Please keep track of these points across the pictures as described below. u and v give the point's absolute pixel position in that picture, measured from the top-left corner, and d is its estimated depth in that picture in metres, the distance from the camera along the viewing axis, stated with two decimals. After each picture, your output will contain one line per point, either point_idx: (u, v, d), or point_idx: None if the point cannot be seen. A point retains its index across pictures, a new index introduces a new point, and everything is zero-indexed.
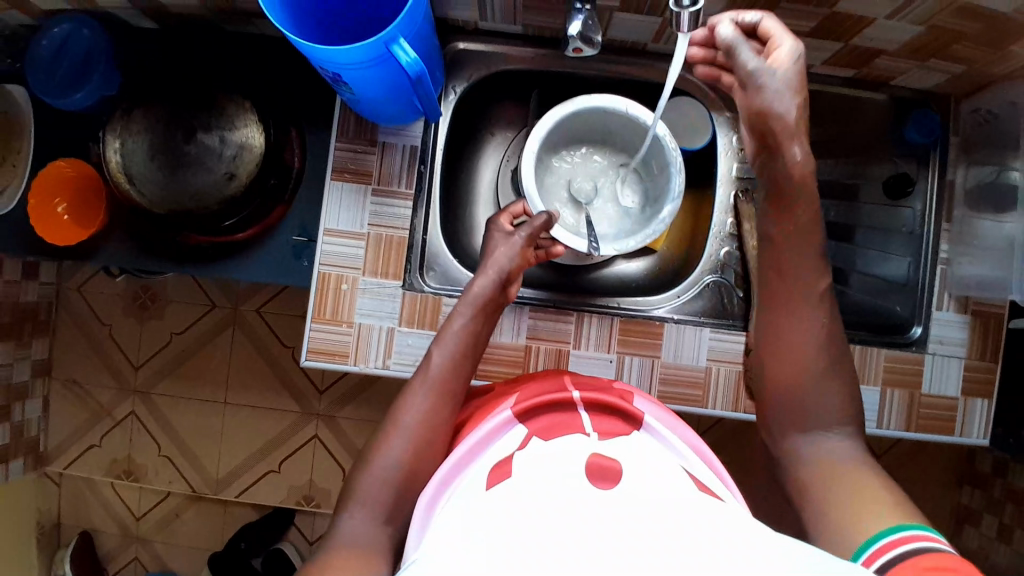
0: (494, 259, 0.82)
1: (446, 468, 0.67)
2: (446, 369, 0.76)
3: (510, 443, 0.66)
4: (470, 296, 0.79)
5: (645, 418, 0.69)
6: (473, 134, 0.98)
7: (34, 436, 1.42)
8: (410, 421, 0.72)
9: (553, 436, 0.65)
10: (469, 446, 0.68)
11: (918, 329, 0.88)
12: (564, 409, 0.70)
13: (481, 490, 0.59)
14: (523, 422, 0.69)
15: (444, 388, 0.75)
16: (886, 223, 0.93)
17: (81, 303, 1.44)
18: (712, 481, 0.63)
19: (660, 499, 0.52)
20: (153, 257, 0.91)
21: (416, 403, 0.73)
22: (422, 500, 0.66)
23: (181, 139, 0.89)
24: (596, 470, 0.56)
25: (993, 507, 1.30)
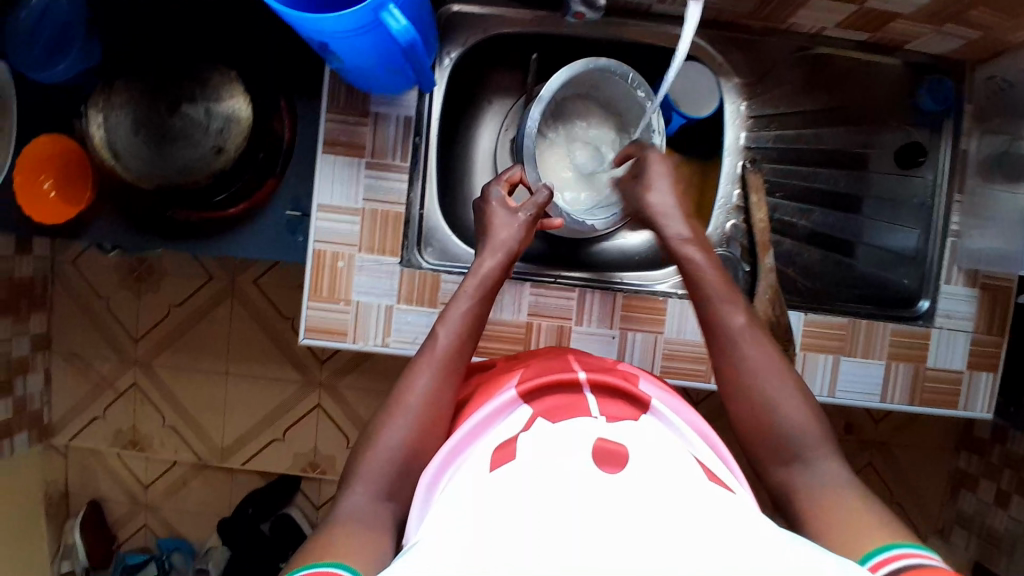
0: (501, 238, 0.80)
1: (450, 445, 0.67)
2: (451, 349, 0.74)
3: (516, 422, 0.66)
4: (476, 276, 0.78)
5: (651, 401, 0.69)
6: (470, 102, 0.94)
7: (38, 409, 1.43)
8: (417, 402, 0.71)
9: (561, 416, 0.64)
10: (473, 424, 0.68)
11: (925, 303, 0.86)
12: (571, 390, 0.69)
13: (484, 472, 0.59)
14: (528, 403, 0.68)
15: (450, 368, 0.73)
16: (895, 193, 0.90)
17: (77, 276, 1.43)
18: (716, 465, 0.64)
19: (670, 488, 0.52)
20: (143, 233, 0.89)
21: (424, 383, 0.72)
22: (423, 480, 0.66)
23: (166, 112, 0.86)
24: (604, 454, 0.56)
25: (991, 473, 1.31)
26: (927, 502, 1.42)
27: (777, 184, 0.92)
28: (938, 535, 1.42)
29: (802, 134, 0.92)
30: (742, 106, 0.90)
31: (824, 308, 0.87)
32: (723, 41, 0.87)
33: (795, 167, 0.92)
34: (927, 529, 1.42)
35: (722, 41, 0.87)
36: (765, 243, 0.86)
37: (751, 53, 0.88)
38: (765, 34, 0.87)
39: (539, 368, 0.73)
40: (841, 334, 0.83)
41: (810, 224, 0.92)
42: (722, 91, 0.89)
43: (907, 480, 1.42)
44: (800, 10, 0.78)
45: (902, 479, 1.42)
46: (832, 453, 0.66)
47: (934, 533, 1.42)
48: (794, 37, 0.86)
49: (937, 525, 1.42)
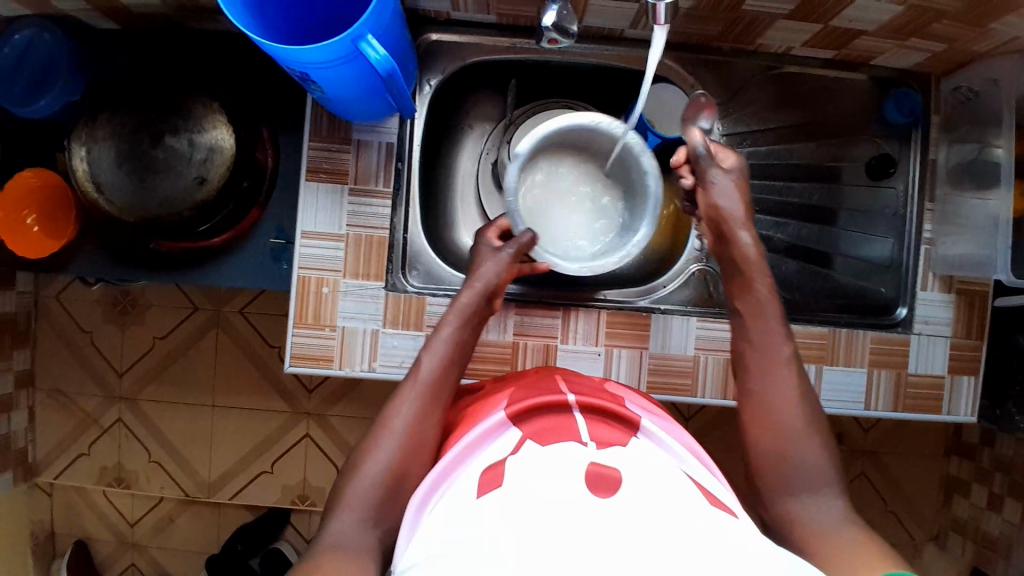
0: (482, 272, 0.81)
1: (442, 464, 0.67)
2: (436, 377, 0.75)
3: (505, 444, 0.65)
4: (458, 305, 0.79)
5: (640, 422, 0.68)
6: (450, 128, 0.96)
7: (22, 448, 1.40)
8: (403, 425, 0.70)
9: (551, 440, 0.64)
10: (463, 445, 0.67)
11: (903, 310, 0.88)
12: (560, 411, 0.68)
13: (472, 499, 0.58)
14: (516, 426, 0.67)
15: (434, 394, 0.73)
16: (869, 206, 0.92)
17: (60, 311, 1.42)
18: (705, 478, 0.64)
19: (657, 511, 0.52)
20: (127, 264, 0.89)
21: (410, 405, 0.72)
22: (411, 504, 0.65)
23: (148, 145, 0.86)
24: (596, 479, 0.55)
25: (982, 477, 1.32)
26: (921, 508, 1.43)
27: (754, 199, 0.94)
28: (934, 542, 1.42)
29: (775, 151, 0.94)
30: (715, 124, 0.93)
31: (805, 318, 0.88)
32: (695, 61, 0.89)
33: (769, 182, 0.94)
34: (922, 536, 1.43)
35: (694, 62, 0.89)
36: None
37: (722, 73, 0.90)
38: (735, 55, 0.89)
39: (527, 390, 0.73)
40: (823, 344, 0.84)
41: (786, 237, 0.94)
42: (694, 108, 0.90)
43: (900, 487, 1.42)
44: (767, 30, 0.80)
45: (895, 487, 1.42)
46: (812, 470, 0.66)
47: (930, 540, 1.43)
48: (762, 57, 0.88)
49: (932, 532, 1.43)
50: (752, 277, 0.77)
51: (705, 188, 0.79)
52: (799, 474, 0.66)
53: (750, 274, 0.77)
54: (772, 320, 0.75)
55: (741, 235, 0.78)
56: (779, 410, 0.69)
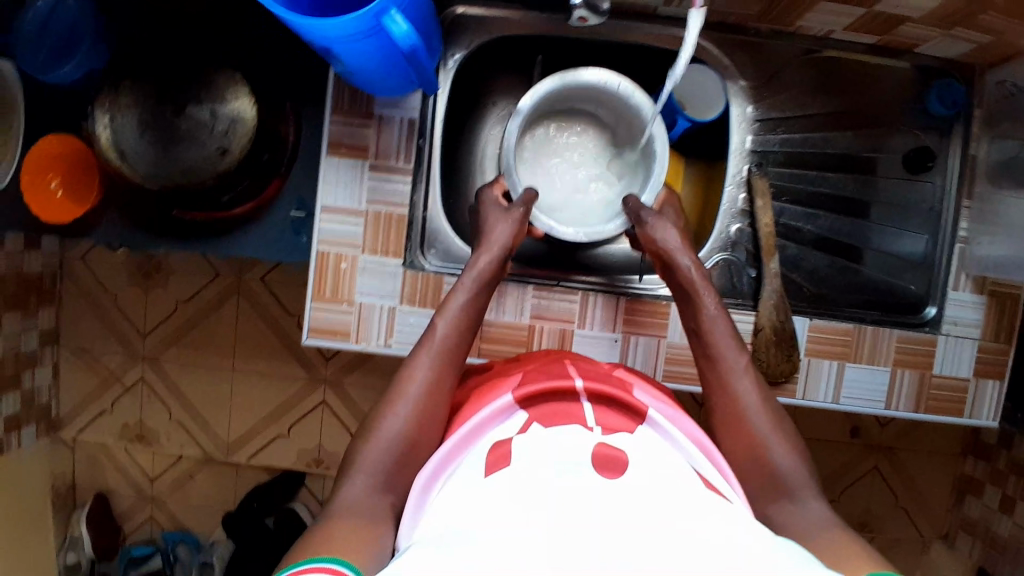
0: (495, 236, 0.80)
1: (446, 448, 0.65)
2: (452, 338, 0.74)
3: (511, 425, 0.64)
4: (473, 270, 0.78)
5: (649, 410, 0.67)
6: (473, 104, 0.93)
7: (45, 403, 1.44)
8: (417, 388, 0.69)
9: (552, 423, 0.63)
10: (467, 428, 0.65)
11: (932, 309, 0.86)
12: (566, 396, 0.67)
13: (479, 478, 0.57)
14: (523, 409, 0.66)
15: (449, 356, 0.73)
16: (905, 199, 0.89)
17: (85, 271, 1.44)
18: (712, 475, 0.62)
19: (667, 502, 0.52)
20: (148, 231, 0.90)
21: (423, 370, 0.71)
22: (416, 484, 0.63)
23: (171, 113, 0.85)
24: (602, 459, 0.56)
25: (996, 479, 1.31)
26: (932, 506, 1.42)
27: (783, 188, 0.90)
28: (943, 540, 1.41)
29: (812, 139, 0.90)
30: (747, 109, 0.88)
31: (824, 312, 0.86)
32: (732, 42, 0.85)
33: (800, 171, 0.90)
34: (931, 534, 1.42)
35: (730, 43, 0.86)
36: (770, 246, 0.84)
37: (759, 56, 0.86)
38: (773, 37, 0.85)
39: (535, 373, 0.72)
40: (846, 341, 0.82)
41: (816, 229, 0.90)
42: (728, 95, 0.87)
43: (912, 484, 1.41)
44: (807, 13, 0.77)
45: (907, 483, 1.41)
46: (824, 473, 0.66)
47: (939, 537, 1.42)
48: (800, 40, 0.85)
49: (942, 530, 1.42)
50: (713, 346, 0.74)
51: (640, 223, 0.81)
52: (798, 496, 0.64)
53: (709, 342, 0.74)
54: (749, 377, 0.71)
55: (684, 263, 0.79)
56: (769, 452, 0.67)
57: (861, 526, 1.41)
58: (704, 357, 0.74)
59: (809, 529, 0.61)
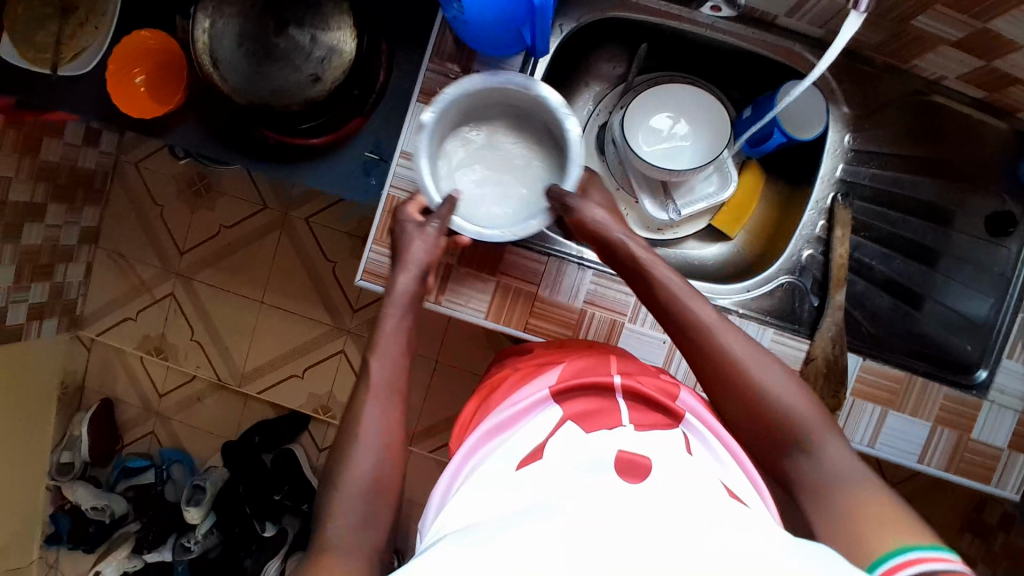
0: (412, 257, 0.72)
1: (465, 447, 0.64)
2: (394, 370, 0.66)
3: (546, 421, 0.63)
4: (395, 296, 0.70)
5: (683, 413, 0.64)
6: (566, 82, 0.91)
7: (72, 299, 1.45)
8: (373, 433, 0.61)
9: (592, 424, 0.61)
10: (501, 418, 0.65)
11: (983, 372, 0.84)
12: (602, 394, 0.66)
13: (511, 470, 0.56)
14: (559, 403, 0.65)
15: (393, 387, 0.65)
16: (975, 257, 0.89)
17: (137, 178, 1.45)
18: (745, 489, 0.58)
19: (716, 502, 0.49)
20: (220, 143, 0.90)
21: (372, 410, 0.62)
22: (449, 468, 0.63)
23: (272, 31, 0.86)
24: (627, 463, 0.53)
25: (990, 560, 1.30)
26: None
27: (863, 223, 0.90)
28: None
29: (899, 180, 0.89)
30: (845, 138, 0.86)
31: (871, 352, 0.84)
32: (840, 68, 0.84)
33: (885, 211, 0.90)
34: None
35: (837, 69, 0.85)
36: (840, 277, 0.83)
37: (867, 87, 0.84)
38: (884, 72, 0.84)
39: (576, 367, 0.70)
40: (894, 387, 0.81)
41: (887, 270, 0.90)
42: (828, 117, 0.86)
43: None
44: (927, 53, 0.78)
45: None
46: None
47: None
48: (912, 79, 0.84)
49: None
50: (711, 338, 0.66)
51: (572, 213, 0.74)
52: (811, 450, 0.60)
53: (708, 334, 0.66)
54: (763, 363, 0.64)
55: (636, 248, 0.72)
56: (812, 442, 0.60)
57: None
58: (705, 356, 0.66)
59: (834, 479, 0.58)
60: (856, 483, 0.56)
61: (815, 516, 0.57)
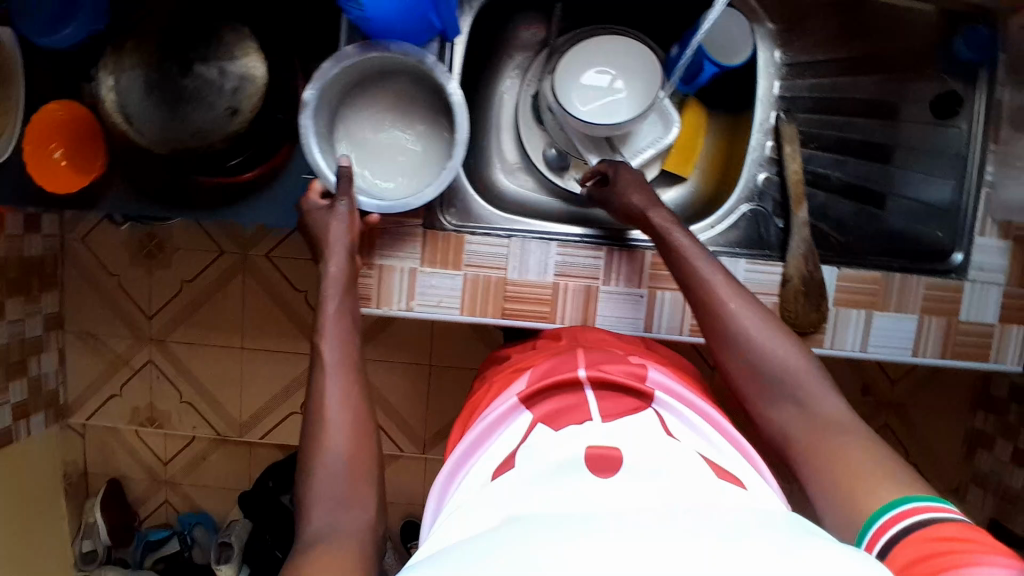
0: (333, 238, 0.72)
1: (447, 468, 0.67)
2: (344, 358, 0.68)
3: (518, 428, 0.65)
4: (328, 279, 0.71)
5: (655, 393, 0.67)
6: (488, 59, 0.89)
7: (53, 390, 1.42)
8: (334, 419, 0.64)
9: (562, 422, 0.63)
10: (476, 434, 0.67)
11: (959, 255, 0.85)
12: (571, 390, 0.67)
13: (485, 482, 0.59)
14: (528, 408, 0.67)
15: (348, 374, 0.67)
16: (928, 143, 0.88)
17: (87, 253, 1.41)
18: (726, 458, 0.61)
19: (701, 493, 0.53)
20: (155, 200, 0.87)
21: (333, 394, 0.65)
22: (439, 476, 0.67)
23: (178, 74, 0.83)
24: (598, 458, 0.55)
25: (1007, 433, 1.32)
26: (943, 462, 1.43)
27: (811, 134, 0.88)
28: (955, 494, 1.43)
29: (838, 84, 0.88)
30: (775, 54, 0.85)
31: (839, 260, 0.84)
32: None
33: (827, 117, 0.88)
34: (943, 488, 1.43)
35: None
36: (799, 195, 0.82)
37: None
38: None
39: (547, 367, 0.72)
40: (874, 288, 0.82)
41: (842, 174, 0.89)
42: (755, 39, 0.84)
43: (923, 440, 1.42)
44: None
45: (918, 440, 1.42)
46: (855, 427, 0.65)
47: (950, 492, 1.43)
48: None
49: (953, 485, 1.43)
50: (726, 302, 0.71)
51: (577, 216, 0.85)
52: (801, 400, 0.67)
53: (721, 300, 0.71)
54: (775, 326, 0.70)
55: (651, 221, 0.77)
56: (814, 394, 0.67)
57: None
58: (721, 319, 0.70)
59: (826, 422, 0.65)
60: (848, 424, 0.65)
61: (806, 458, 0.64)
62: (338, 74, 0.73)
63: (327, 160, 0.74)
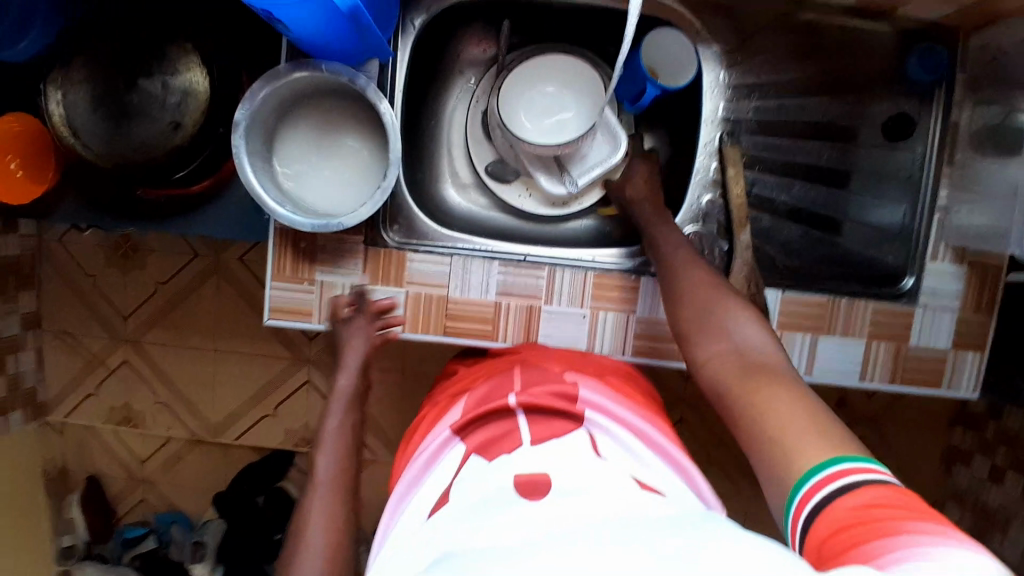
0: (353, 349, 0.78)
1: (389, 506, 0.65)
2: (336, 475, 0.68)
3: (451, 462, 0.62)
4: (337, 394, 0.75)
5: (587, 413, 0.64)
6: (437, 76, 0.90)
7: (31, 388, 1.44)
8: (315, 536, 0.63)
9: (493, 452, 0.60)
10: (413, 473, 0.65)
11: (909, 280, 0.83)
12: (501, 416, 0.64)
13: (422, 520, 0.57)
14: (460, 441, 0.64)
15: (337, 487, 0.67)
16: (884, 166, 0.87)
17: (64, 254, 1.43)
18: (660, 476, 0.59)
19: (632, 499, 0.49)
20: (104, 210, 0.87)
21: (319, 517, 0.64)
22: (382, 518, 0.65)
23: (123, 88, 0.83)
24: (525, 485, 0.51)
25: (985, 449, 1.28)
26: (920, 477, 1.40)
27: (759, 156, 0.87)
28: None
29: (788, 105, 0.87)
30: (721, 74, 0.84)
31: (786, 282, 0.83)
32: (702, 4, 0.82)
33: (776, 139, 0.88)
34: None
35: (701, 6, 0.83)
36: (741, 219, 0.81)
37: (732, 16, 0.83)
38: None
39: (480, 396, 0.70)
40: (820, 314, 0.80)
41: (791, 198, 0.89)
42: (700, 57, 0.84)
43: (899, 455, 1.39)
44: None
45: (894, 454, 1.39)
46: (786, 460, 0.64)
47: None
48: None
49: (931, 500, 1.40)
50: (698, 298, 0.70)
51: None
52: (783, 381, 0.59)
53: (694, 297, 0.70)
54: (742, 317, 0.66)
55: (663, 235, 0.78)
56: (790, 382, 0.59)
57: None
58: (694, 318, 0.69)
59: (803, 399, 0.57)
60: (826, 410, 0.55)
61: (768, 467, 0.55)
62: (270, 96, 0.72)
63: (264, 181, 0.72)
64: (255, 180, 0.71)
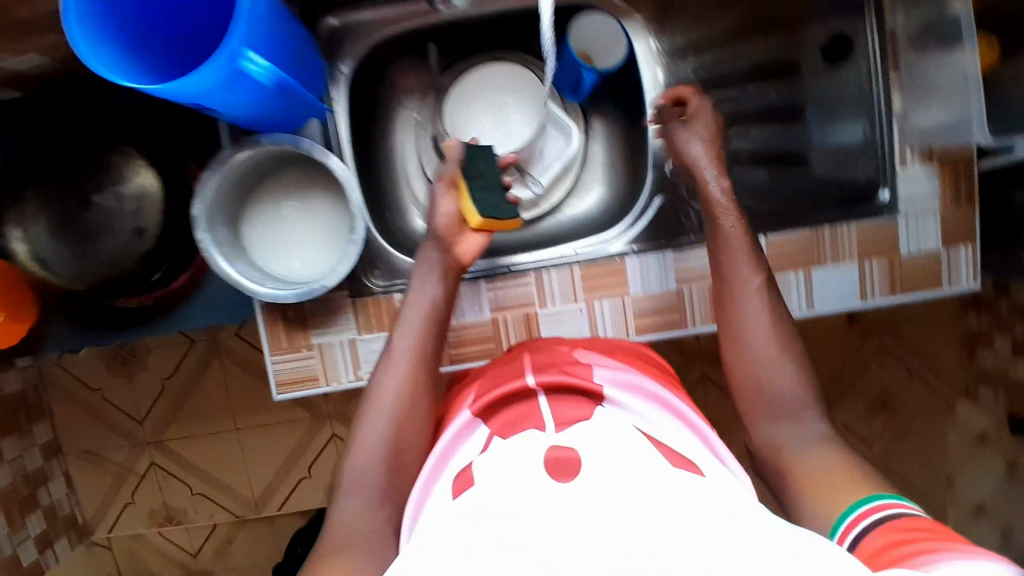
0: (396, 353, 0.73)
1: (411, 506, 0.60)
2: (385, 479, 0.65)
3: (473, 444, 0.60)
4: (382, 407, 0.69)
5: (604, 391, 0.62)
6: (380, 114, 0.91)
7: (69, 512, 1.44)
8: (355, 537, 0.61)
9: (514, 430, 0.58)
10: (433, 459, 0.61)
11: (886, 192, 0.82)
12: (519, 399, 0.62)
13: (448, 502, 0.53)
14: (483, 422, 0.62)
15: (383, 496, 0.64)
16: (831, 89, 0.88)
17: (65, 376, 1.43)
18: (680, 439, 0.59)
19: (674, 479, 0.49)
20: (92, 329, 0.87)
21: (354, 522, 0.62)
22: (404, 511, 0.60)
23: (78, 208, 0.83)
24: (557, 462, 0.51)
25: (1001, 326, 1.25)
26: (945, 368, 1.39)
27: None
28: (966, 397, 1.38)
29: (725, 58, 0.90)
30: (651, 42, 0.87)
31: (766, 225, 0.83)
32: None
33: (720, 91, 0.90)
34: (952, 394, 1.39)
35: None
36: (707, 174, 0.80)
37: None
38: None
39: (491, 381, 0.67)
40: (806, 248, 0.81)
41: (750, 143, 0.91)
42: (626, 32, 0.87)
43: (919, 352, 1.39)
44: None
45: (914, 352, 1.39)
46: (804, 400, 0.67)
47: (961, 395, 1.39)
48: None
49: (962, 387, 1.38)
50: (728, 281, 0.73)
51: (453, 237, 0.79)
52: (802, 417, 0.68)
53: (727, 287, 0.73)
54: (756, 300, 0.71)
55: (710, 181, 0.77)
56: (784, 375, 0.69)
57: (881, 405, 1.40)
58: (727, 300, 0.73)
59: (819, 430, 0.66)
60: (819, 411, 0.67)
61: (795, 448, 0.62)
62: (224, 182, 0.73)
63: (235, 266, 0.73)
64: (224, 266, 0.71)
